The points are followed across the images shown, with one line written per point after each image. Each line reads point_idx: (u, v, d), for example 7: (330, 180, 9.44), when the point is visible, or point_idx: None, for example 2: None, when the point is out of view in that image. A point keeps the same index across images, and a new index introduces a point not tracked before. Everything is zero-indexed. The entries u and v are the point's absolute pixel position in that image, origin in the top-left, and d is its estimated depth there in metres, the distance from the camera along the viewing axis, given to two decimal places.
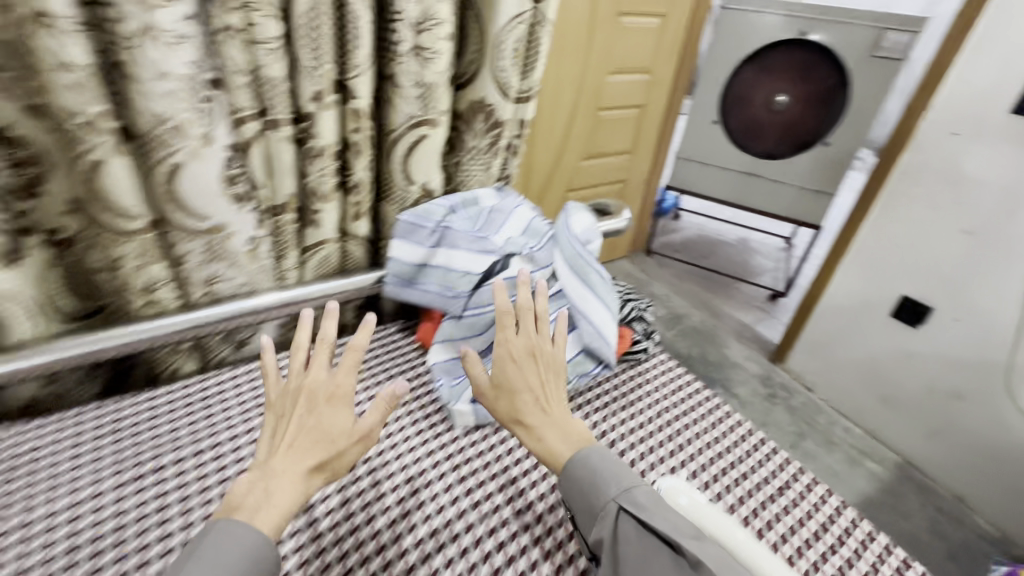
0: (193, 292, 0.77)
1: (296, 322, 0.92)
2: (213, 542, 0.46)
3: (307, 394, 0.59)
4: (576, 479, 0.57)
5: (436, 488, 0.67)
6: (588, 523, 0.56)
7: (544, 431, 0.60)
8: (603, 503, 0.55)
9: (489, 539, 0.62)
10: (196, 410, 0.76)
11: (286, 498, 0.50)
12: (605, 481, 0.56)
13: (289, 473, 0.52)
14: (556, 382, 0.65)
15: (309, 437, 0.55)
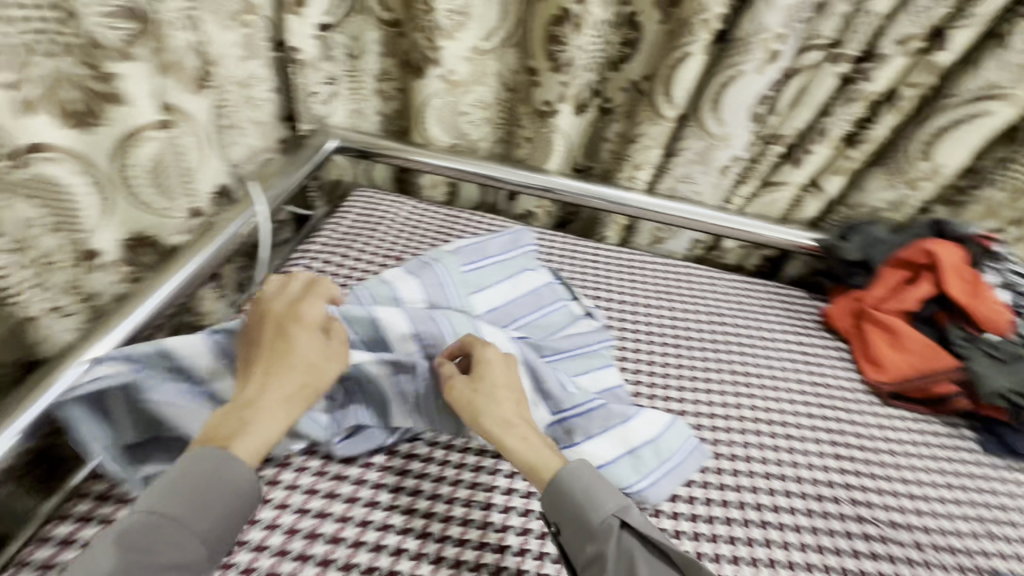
0: (660, 183, 0.92)
1: (707, 244, 0.99)
2: (206, 461, 0.45)
3: (308, 351, 0.53)
4: (557, 491, 0.49)
5: (808, 448, 0.66)
6: (575, 536, 0.48)
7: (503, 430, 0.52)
8: (596, 526, 0.47)
9: (855, 525, 0.59)
10: (622, 266, 0.90)
11: (270, 407, 0.48)
12: (603, 494, 0.49)
13: (277, 406, 0.49)
14: (514, 404, 0.55)
15: (290, 384, 0.50)
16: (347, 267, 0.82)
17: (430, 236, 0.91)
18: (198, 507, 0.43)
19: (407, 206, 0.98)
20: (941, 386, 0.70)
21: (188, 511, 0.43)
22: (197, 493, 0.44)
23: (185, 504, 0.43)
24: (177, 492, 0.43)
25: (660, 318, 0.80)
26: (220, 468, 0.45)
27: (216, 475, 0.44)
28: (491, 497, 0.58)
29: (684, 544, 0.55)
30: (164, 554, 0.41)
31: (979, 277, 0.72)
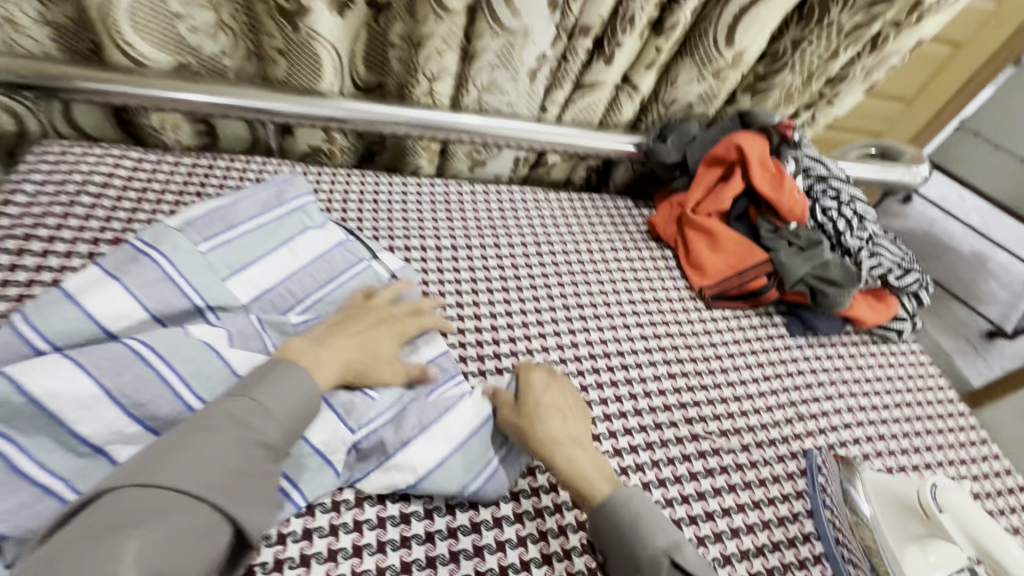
0: (465, 95, 0.76)
1: (531, 162, 0.88)
2: (286, 370, 0.42)
3: (398, 329, 0.53)
4: (614, 518, 0.44)
5: (644, 374, 0.64)
6: (625, 570, 0.43)
7: (313, 352, 0.45)
8: (645, 560, 0.41)
9: (691, 445, 0.58)
10: (437, 203, 0.78)
11: (331, 358, 0.46)
12: (652, 527, 0.43)
13: (340, 363, 0.46)
14: (358, 360, 0.48)
15: (363, 346, 0.49)
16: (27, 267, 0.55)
17: (169, 200, 0.67)
18: (284, 419, 0.40)
19: (129, 160, 0.70)
20: (755, 281, 0.71)
21: (266, 416, 0.39)
22: (277, 399, 0.40)
23: (281, 397, 0.40)
24: (273, 400, 0.40)
25: (485, 260, 0.71)
26: (290, 380, 0.41)
27: (295, 384, 0.41)
28: (282, 552, 0.43)
29: (527, 527, 0.49)
30: (228, 471, 0.36)
31: (782, 166, 0.71)
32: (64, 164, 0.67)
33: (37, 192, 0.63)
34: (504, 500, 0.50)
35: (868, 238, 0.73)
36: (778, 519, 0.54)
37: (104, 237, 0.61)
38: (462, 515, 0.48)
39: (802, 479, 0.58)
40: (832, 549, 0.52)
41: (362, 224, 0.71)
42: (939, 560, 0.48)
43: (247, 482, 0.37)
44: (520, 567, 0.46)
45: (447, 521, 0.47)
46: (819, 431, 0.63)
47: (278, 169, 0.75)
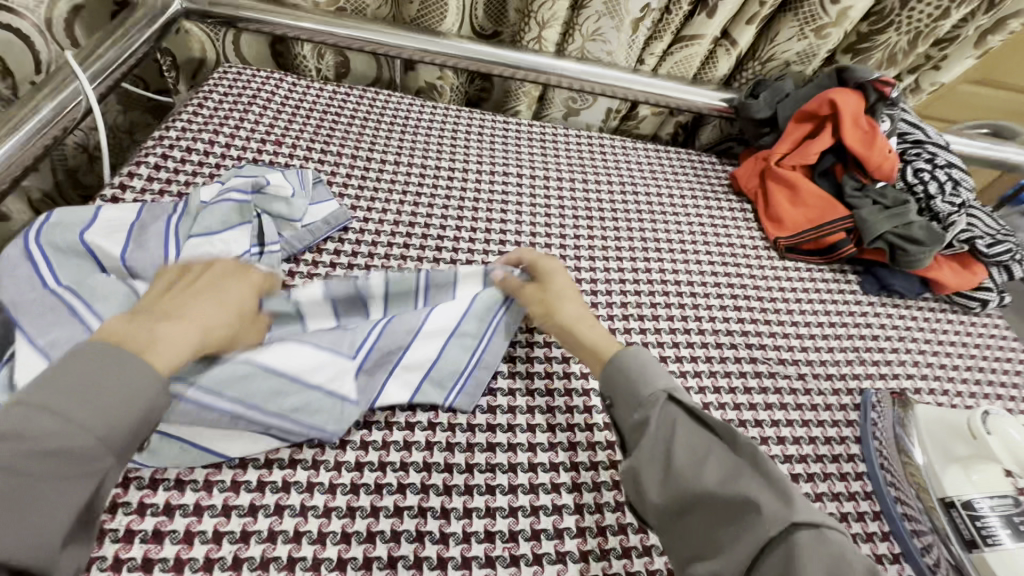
0: (570, 43, 0.84)
1: (622, 114, 0.94)
2: (106, 352, 0.38)
3: (242, 292, 0.49)
4: (619, 371, 0.50)
5: (711, 303, 0.69)
6: (624, 409, 0.48)
7: (162, 322, 0.42)
8: (647, 395, 0.47)
9: (748, 366, 0.63)
10: (533, 142, 0.86)
11: (179, 329, 0.42)
12: (652, 373, 0.49)
13: (190, 331, 0.43)
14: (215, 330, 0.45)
15: (214, 311, 0.46)
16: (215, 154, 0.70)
17: (314, 116, 0.80)
18: (90, 412, 0.35)
19: (285, 83, 0.84)
20: (833, 236, 0.73)
21: (64, 412, 0.35)
22: (84, 386, 0.36)
23: (80, 393, 0.35)
24: (68, 398, 0.35)
25: (572, 193, 0.79)
26: (109, 366, 0.37)
27: (110, 370, 0.37)
28: (396, 381, 0.55)
29: (592, 400, 0.57)
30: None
31: (875, 125, 0.72)
32: (239, 82, 0.81)
33: (219, 100, 0.78)
34: (573, 377, 0.59)
35: (961, 205, 0.72)
36: (825, 438, 0.58)
37: (268, 139, 0.75)
38: (538, 381, 0.58)
39: (854, 412, 0.61)
40: (875, 471, 0.55)
41: (468, 151, 0.81)
42: (981, 480, 0.50)
43: (15, 510, 0.32)
44: (584, 428, 0.56)
45: (527, 383, 0.58)
46: (879, 375, 0.66)
47: (400, 100, 0.86)
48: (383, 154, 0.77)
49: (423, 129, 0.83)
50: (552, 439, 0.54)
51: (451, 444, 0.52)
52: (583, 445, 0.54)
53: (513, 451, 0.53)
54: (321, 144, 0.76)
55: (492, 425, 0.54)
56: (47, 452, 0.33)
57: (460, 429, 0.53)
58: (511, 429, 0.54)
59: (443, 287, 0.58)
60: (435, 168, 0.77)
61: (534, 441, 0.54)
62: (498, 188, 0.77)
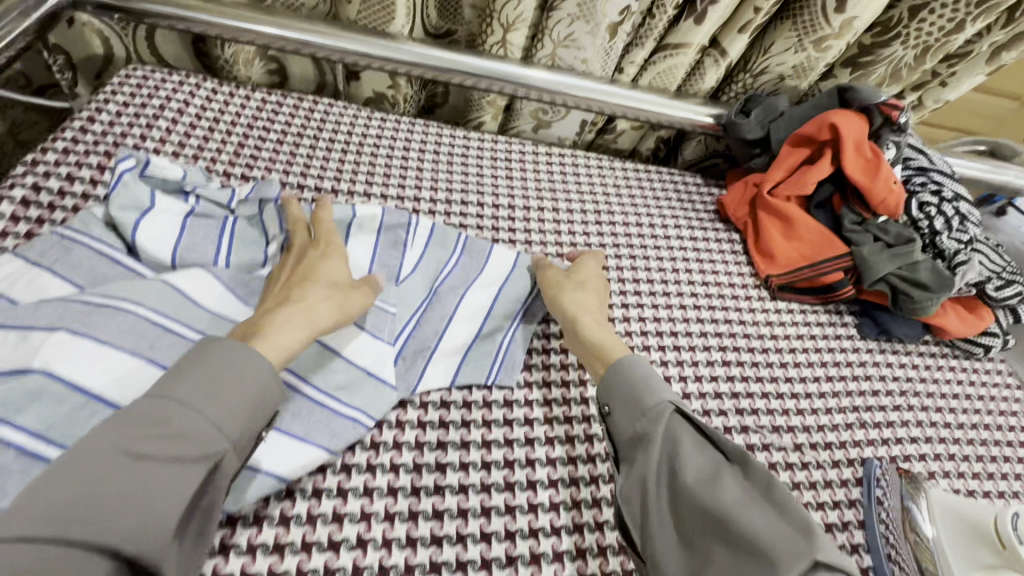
0: (540, 48, 0.73)
1: (599, 127, 0.84)
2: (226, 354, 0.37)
3: (329, 270, 0.48)
4: (624, 376, 0.47)
5: (696, 357, 0.61)
6: (627, 417, 0.46)
7: (276, 326, 0.41)
8: (650, 405, 0.45)
9: (738, 436, 0.56)
10: (498, 161, 0.75)
11: (288, 341, 0.41)
12: (659, 385, 0.47)
13: (302, 319, 0.43)
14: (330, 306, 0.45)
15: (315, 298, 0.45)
16: (104, 182, 0.57)
17: (237, 131, 0.67)
18: (206, 411, 0.34)
19: (203, 89, 0.70)
20: (830, 276, 0.66)
21: (188, 416, 0.34)
22: (203, 393, 0.35)
23: (201, 393, 0.35)
24: (190, 399, 0.34)
25: (540, 223, 0.70)
26: (221, 369, 0.36)
27: (225, 373, 0.36)
28: (321, 481, 0.44)
29: (560, 494, 0.48)
30: (130, 500, 0.30)
31: (880, 151, 0.64)
32: (142, 88, 0.68)
33: (117, 111, 0.64)
34: (539, 464, 0.49)
35: (969, 241, 0.65)
36: (825, 525, 0.51)
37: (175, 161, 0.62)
38: (498, 473, 0.48)
39: (857, 489, 0.54)
40: (881, 563, 0.48)
41: (422, 174, 0.70)
42: None
43: (155, 488, 0.31)
44: (552, 533, 0.46)
45: (483, 475, 0.47)
46: (881, 441, 0.59)
47: (343, 111, 0.74)
48: (319, 178, 0.66)
49: (369, 146, 0.71)
50: (512, 549, 0.44)
51: (386, 567, 0.41)
52: (547, 555, 0.44)
53: (463, 570, 0.42)
54: (244, 167, 0.64)
55: (438, 535, 0.43)
56: (159, 455, 0.32)
57: (396, 545, 0.42)
58: (462, 541, 0.44)
59: (477, 260, 0.59)
60: (382, 194, 0.66)
61: (489, 554, 0.43)
62: (455, 219, 0.67)
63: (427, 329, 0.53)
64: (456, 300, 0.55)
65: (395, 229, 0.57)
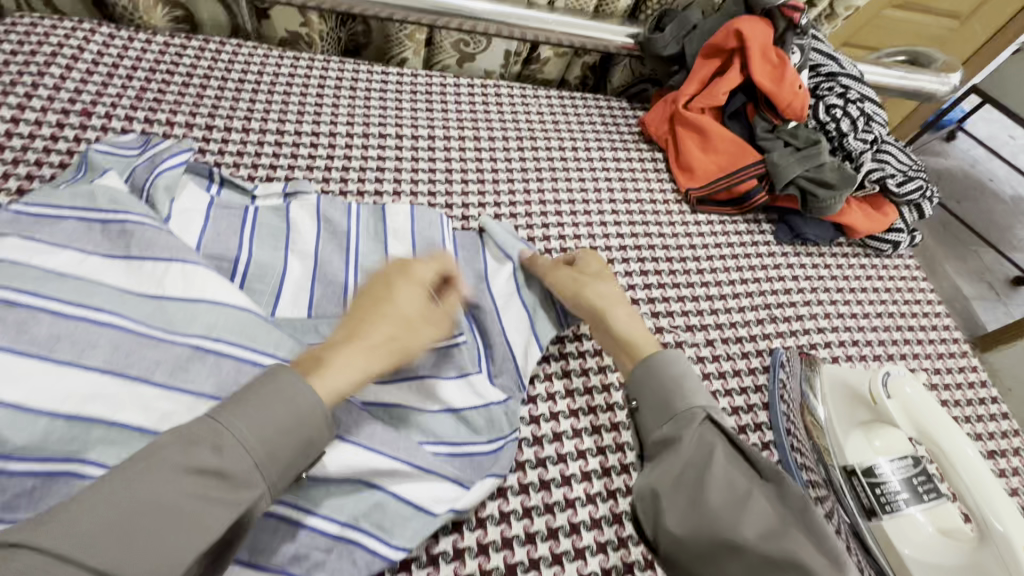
0: None
1: (523, 57, 0.83)
2: (283, 383, 0.35)
3: (409, 296, 0.45)
4: (654, 373, 0.46)
5: (616, 269, 0.63)
6: (657, 423, 0.44)
7: (334, 353, 0.39)
8: (682, 409, 0.43)
9: (653, 336, 0.59)
10: (419, 94, 0.75)
11: (342, 362, 0.39)
12: (679, 387, 0.45)
13: (353, 347, 0.40)
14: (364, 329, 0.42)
15: (387, 333, 0.42)
16: None
17: (139, 75, 0.65)
18: (271, 434, 0.33)
19: (99, 34, 0.67)
20: (745, 184, 0.68)
21: (232, 438, 0.32)
22: (271, 420, 0.34)
23: (269, 422, 0.33)
24: (263, 426, 0.33)
25: (462, 153, 0.70)
26: (287, 399, 0.35)
27: (293, 403, 0.35)
28: None
29: None
30: (176, 501, 0.29)
31: (785, 57, 0.65)
32: (32, 35, 0.65)
33: (6, 61, 0.62)
34: None
35: (874, 141, 0.68)
36: (731, 408, 0.55)
37: (72, 108, 0.61)
38: None
39: (763, 374, 0.58)
40: (781, 438, 0.52)
41: (338, 111, 0.69)
42: (883, 446, 0.48)
43: (178, 499, 0.29)
44: None
45: None
46: (789, 332, 0.62)
47: (253, 50, 0.72)
48: (230, 120, 0.65)
49: (281, 86, 0.70)
50: None
51: None
52: None
53: None
54: (148, 112, 0.63)
55: None
56: (212, 467, 0.31)
57: None
58: None
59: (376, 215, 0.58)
60: (299, 133, 0.66)
61: None
62: (374, 153, 0.67)
63: (333, 295, 0.52)
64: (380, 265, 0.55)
65: (335, 213, 0.57)
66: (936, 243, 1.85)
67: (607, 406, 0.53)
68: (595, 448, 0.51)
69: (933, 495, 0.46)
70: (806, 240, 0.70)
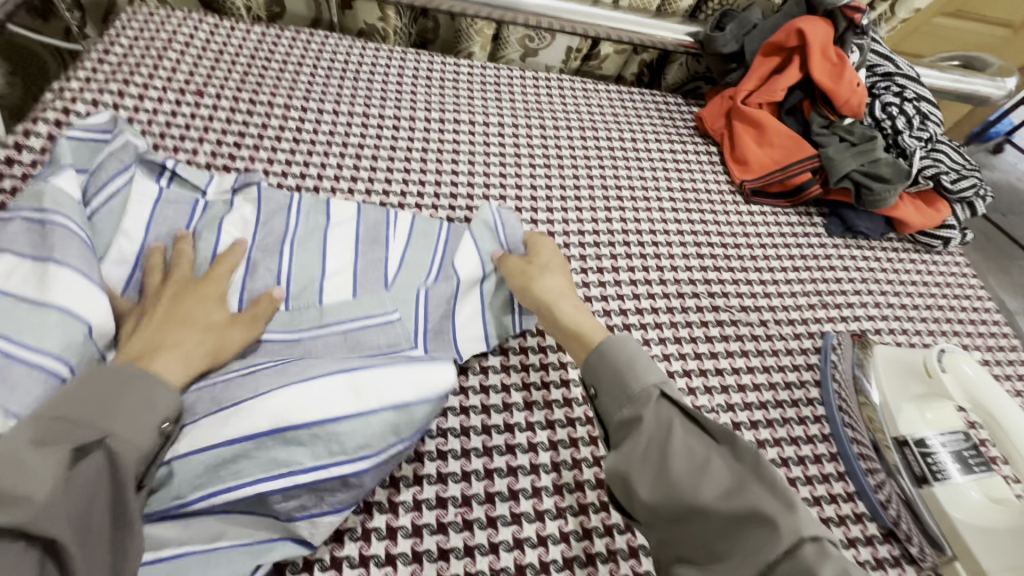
0: None
1: (583, 53, 0.88)
2: (125, 378, 0.37)
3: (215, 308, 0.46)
4: (608, 359, 0.46)
5: (673, 251, 0.67)
6: (613, 405, 0.44)
7: (158, 355, 0.40)
8: (637, 390, 0.43)
9: (710, 314, 0.62)
10: (487, 86, 0.80)
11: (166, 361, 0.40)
12: (637, 367, 0.45)
13: (173, 355, 0.41)
14: (184, 332, 0.43)
15: (181, 328, 0.43)
16: (127, 107, 0.63)
17: (240, 61, 0.72)
18: (113, 414, 0.35)
19: (206, 23, 0.74)
20: (798, 177, 0.71)
21: (81, 424, 0.34)
22: (109, 397, 0.36)
23: (100, 404, 0.35)
24: (91, 408, 0.35)
25: (528, 139, 0.74)
26: (132, 387, 0.37)
27: (128, 386, 0.37)
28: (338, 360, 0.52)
29: (549, 357, 0.56)
30: (40, 480, 0.31)
31: (845, 56, 0.68)
32: (150, 24, 0.72)
33: (129, 45, 0.69)
34: (529, 334, 0.57)
35: (928, 139, 0.70)
36: (784, 383, 0.57)
37: (185, 87, 0.67)
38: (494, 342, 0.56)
39: (815, 355, 0.60)
40: (833, 413, 0.55)
41: (415, 98, 0.75)
42: (934, 419, 0.51)
43: (43, 478, 0.31)
44: (541, 387, 0.54)
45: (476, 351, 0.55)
46: (840, 318, 0.65)
47: (339, 41, 0.78)
48: (320, 103, 0.70)
49: (364, 74, 0.76)
50: (507, 399, 0.53)
51: None
52: (538, 404, 0.53)
53: (466, 413, 0.51)
54: (250, 93, 0.69)
55: None
56: (72, 449, 0.33)
57: None
58: (464, 393, 0.53)
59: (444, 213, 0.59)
60: (383, 116, 0.71)
61: (488, 402, 0.52)
62: (448, 137, 0.71)
63: (369, 279, 0.53)
64: (403, 253, 0.55)
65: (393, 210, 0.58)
66: (979, 255, 1.82)
67: (668, 373, 0.56)
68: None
69: (983, 466, 0.48)
70: (857, 234, 0.73)
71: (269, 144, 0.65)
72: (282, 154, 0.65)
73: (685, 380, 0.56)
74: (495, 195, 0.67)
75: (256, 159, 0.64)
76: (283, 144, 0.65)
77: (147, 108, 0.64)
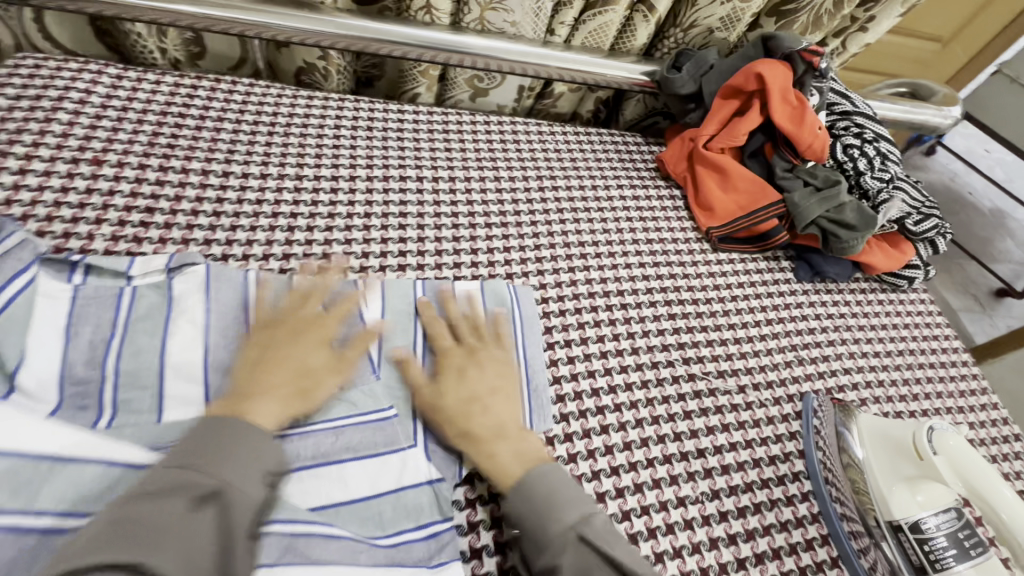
0: (466, 14, 0.72)
1: (537, 92, 0.83)
2: (229, 424, 0.39)
3: (311, 348, 0.47)
4: (530, 488, 0.43)
5: (644, 313, 0.62)
6: (530, 550, 0.42)
7: (250, 402, 0.42)
8: (556, 534, 0.41)
9: (687, 384, 0.58)
10: (436, 134, 0.73)
11: (267, 404, 0.42)
12: (560, 500, 0.43)
13: (271, 395, 0.43)
14: (295, 376, 0.45)
15: (292, 371, 0.45)
16: (4, 184, 0.53)
17: (149, 119, 0.63)
18: (224, 467, 0.37)
19: (108, 76, 0.65)
20: (766, 223, 0.68)
21: (214, 472, 0.36)
22: (226, 447, 0.38)
23: (218, 456, 0.37)
24: (218, 462, 0.37)
25: (483, 192, 0.68)
26: (243, 434, 0.39)
27: (244, 436, 0.38)
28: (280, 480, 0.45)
29: None
30: (163, 517, 0.34)
31: (804, 99, 0.66)
32: (35, 78, 0.62)
33: (9, 106, 0.59)
34: None
35: (890, 180, 0.69)
36: (768, 458, 0.54)
37: (78, 155, 0.57)
38: None
39: (796, 421, 0.57)
40: (821, 488, 0.52)
41: (355, 152, 0.67)
42: (927, 500, 0.48)
43: (161, 526, 0.33)
44: None
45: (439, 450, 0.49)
46: (817, 374, 0.62)
47: (266, 89, 0.70)
48: (244, 164, 0.62)
49: (296, 126, 0.68)
50: (473, 516, 0.46)
51: None
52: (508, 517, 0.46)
53: None
54: (160, 157, 0.60)
55: None
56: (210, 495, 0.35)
57: None
58: None
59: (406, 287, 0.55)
60: (319, 176, 0.63)
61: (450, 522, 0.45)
62: (394, 196, 0.64)
63: None
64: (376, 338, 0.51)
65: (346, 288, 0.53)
66: None
67: (647, 461, 0.51)
68: (639, 508, 0.48)
69: (979, 549, 0.46)
70: (826, 279, 0.71)
71: (183, 218, 0.56)
72: (199, 230, 0.56)
73: (667, 468, 0.51)
74: (449, 262, 0.61)
75: (166, 240, 0.54)
76: (201, 217, 0.57)
77: (30, 184, 0.54)
